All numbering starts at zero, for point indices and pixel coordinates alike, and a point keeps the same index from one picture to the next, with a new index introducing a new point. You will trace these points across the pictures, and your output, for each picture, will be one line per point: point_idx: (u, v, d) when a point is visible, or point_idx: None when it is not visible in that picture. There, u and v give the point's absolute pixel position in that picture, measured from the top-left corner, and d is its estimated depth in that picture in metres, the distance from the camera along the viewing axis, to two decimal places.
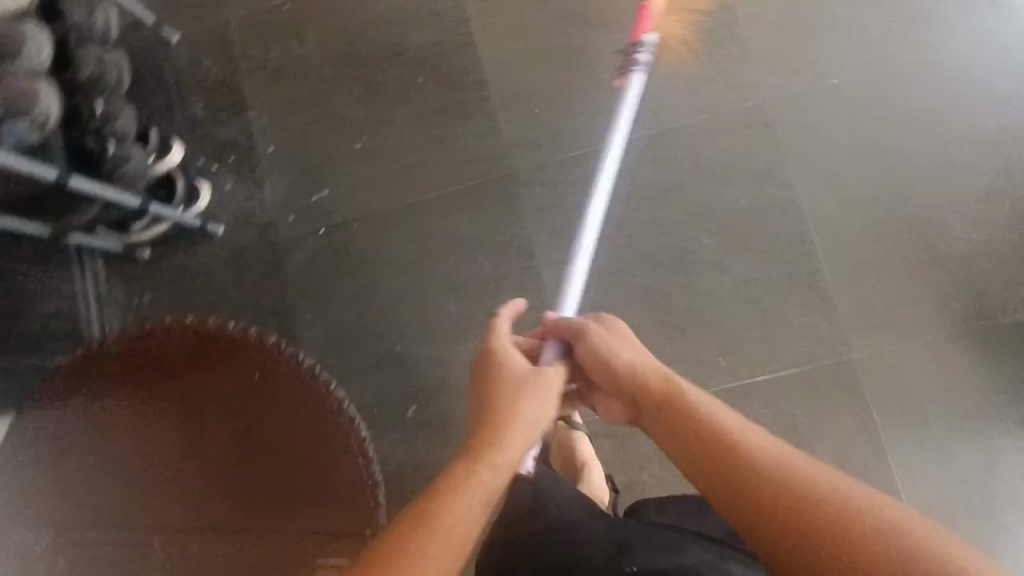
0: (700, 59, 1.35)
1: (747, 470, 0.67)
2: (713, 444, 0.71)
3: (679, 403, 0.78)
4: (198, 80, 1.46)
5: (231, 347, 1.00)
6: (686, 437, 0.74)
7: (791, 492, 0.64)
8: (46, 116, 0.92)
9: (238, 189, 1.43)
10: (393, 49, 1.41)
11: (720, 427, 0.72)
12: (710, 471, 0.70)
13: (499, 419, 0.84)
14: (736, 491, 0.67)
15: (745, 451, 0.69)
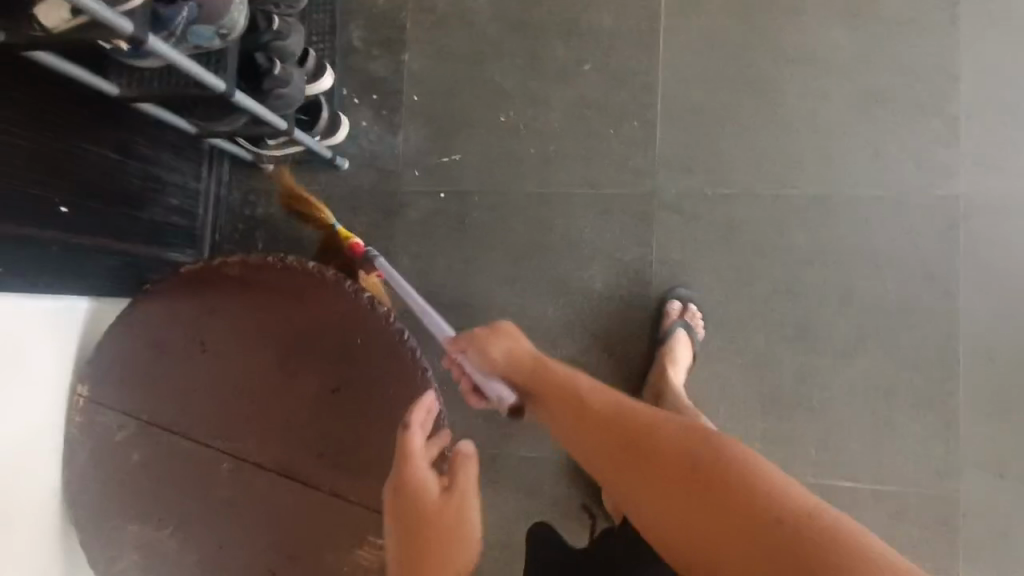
0: (900, 125, 1.18)
1: (682, 473, 0.67)
2: (638, 447, 0.71)
3: (606, 411, 0.77)
4: (365, 7, 1.41)
5: (341, 303, 0.98)
6: (608, 450, 0.73)
7: (732, 504, 0.63)
8: (231, 27, 0.91)
9: (372, 129, 1.40)
10: (568, 26, 1.32)
11: (645, 433, 0.72)
12: (635, 481, 0.70)
13: (434, 545, 0.84)
14: (669, 492, 0.67)
15: (677, 452, 0.69)
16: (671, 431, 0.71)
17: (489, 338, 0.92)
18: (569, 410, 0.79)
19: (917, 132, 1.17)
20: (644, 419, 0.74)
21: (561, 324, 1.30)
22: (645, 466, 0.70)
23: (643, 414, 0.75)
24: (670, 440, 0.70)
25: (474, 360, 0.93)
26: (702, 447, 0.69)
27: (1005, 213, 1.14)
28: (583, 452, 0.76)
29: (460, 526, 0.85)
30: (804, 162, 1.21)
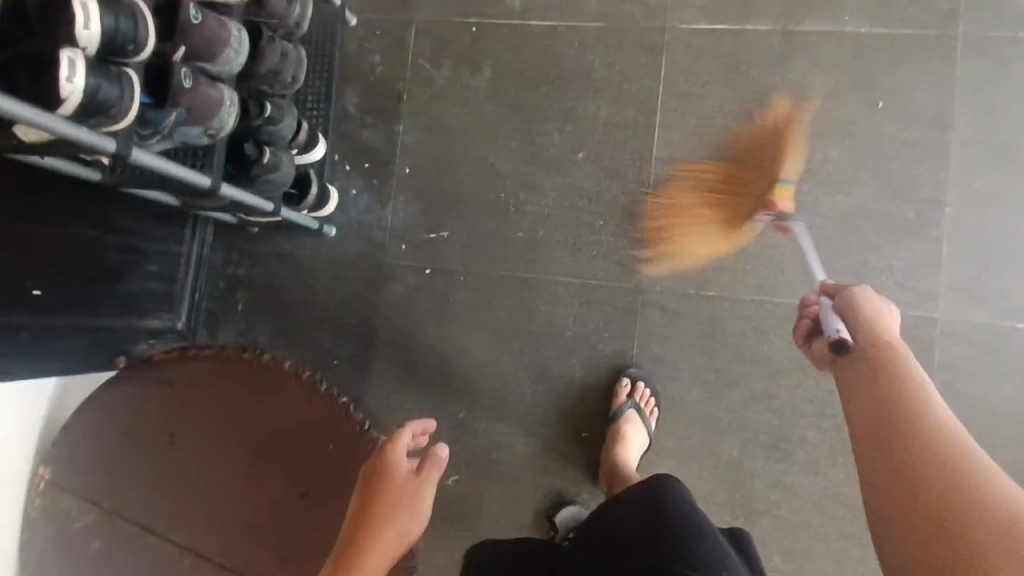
0: (885, 242, 1.19)
1: (918, 454, 0.58)
2: (886, 405, 0.64)
3: (878, 372, 0.69)
4: (362, 74, 1.41)
5: (317, 406, 0.96)
6: (867, 397, 0.66)
7: (898, 443, 0.60)
8: (219, 127, 0.90)
9: (363, 198, 1.39)
10: (564, 114, 1.33)
11: (892, 400, 0.64)
12: (886, 438, 0.61)
13: (379, 518, 0.87)
14: (900, 482, 0.57)
15: (942, 458, 0.57)
16: (936, 412, 0.62)
17: (872, 303, 0.78)
18: (885, 364, 0.69)
19: (902, 252, 1.18)
20: (897, 375, 0.67)
21: (538, 410, 1.30)
22: (900, 454, 0.59)
23: (900, 374, 0.67)
24: (951, 453, 0.57)
25: (839, 305, 0.80)
26: (932, 409, 0.62)
27: (979, 339, 1.16)
28: (862, 421, 0.65)
29: (409, 505, 0.90)
30: (788, 270, 1.22)
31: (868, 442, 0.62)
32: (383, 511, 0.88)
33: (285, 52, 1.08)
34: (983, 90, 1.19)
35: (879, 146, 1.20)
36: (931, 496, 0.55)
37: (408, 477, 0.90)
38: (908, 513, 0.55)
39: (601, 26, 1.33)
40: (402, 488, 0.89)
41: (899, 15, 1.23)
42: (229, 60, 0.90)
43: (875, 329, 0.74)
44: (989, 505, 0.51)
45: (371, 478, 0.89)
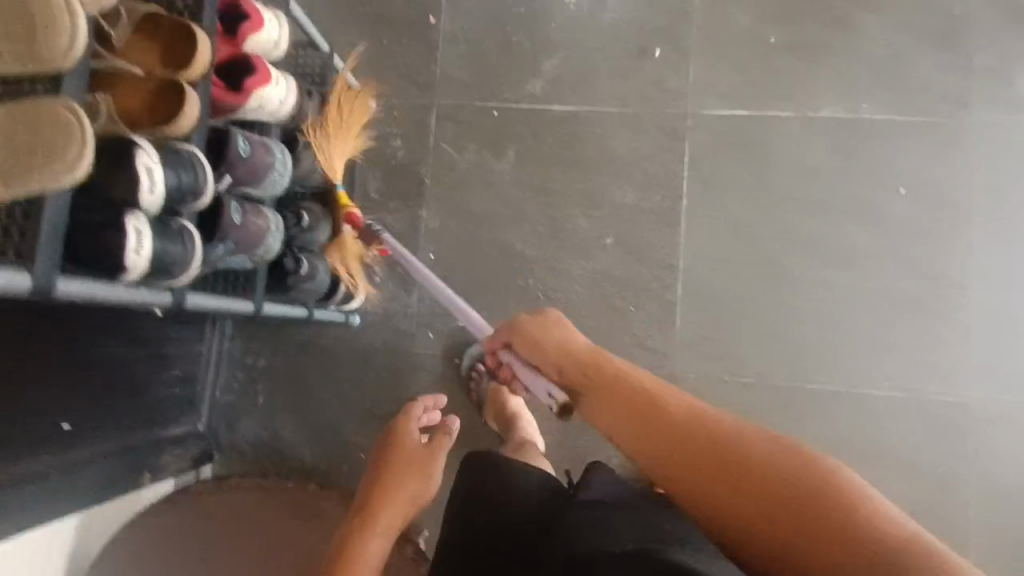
0: (912, 326, 1.22)
1: (726, 466, 0.65)
2: (665, 439, 0.69)
3: (654, 402, 0.72)
4: (382, 158, 1.39)
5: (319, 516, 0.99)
6: (649, 431, 0.70)
7: (705, 451, 0.67)
8: (263, 251, 0.86)
9: (386, 284, 1.36)
10: (590, 199, 1.33)
11: (667, 420, 0.70)
12: (676, 468, 0.68)
13: (390, 488, 0.94)
14: (735, 496, 0.64)
15: (752, 452, 0.65)
16: (669, 396, 0.72)
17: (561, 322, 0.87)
18: (615, 381, 0.77)
19: (930, 334, 1.21)
20: (629, 381, 0.75)
21: None
22: (706, 467, 0.66)
23: (624, 385, 0.75)
24: (719, 438, 0.67)
25: (521, 357, 0.88)
26: (673, 395, 0.73)
27: (1010, 422, 1.18)
28: (683, 476, 0.67)
29: (422, 477, 0.95)
30: (821, 356, 1.24)
31: (682, 481, 0.67)
32: (391, 476, 0.95)
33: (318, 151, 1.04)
34: (997, 173, 1.23)
35: (901, 230, 1.24)
36: (732, 476, 0.65)
37: (418, 446, 0.98)
38: (739, 513, 0.64)
39: (624, 109, 1.34)
40: (414, 453, 0.97)
41: (914, 101, 1.26)
42: (273, 183, 0.87)
43: (572, 347, 0.83)
44: (791, 482, 0.62)
45: (384, 445, 1.00)
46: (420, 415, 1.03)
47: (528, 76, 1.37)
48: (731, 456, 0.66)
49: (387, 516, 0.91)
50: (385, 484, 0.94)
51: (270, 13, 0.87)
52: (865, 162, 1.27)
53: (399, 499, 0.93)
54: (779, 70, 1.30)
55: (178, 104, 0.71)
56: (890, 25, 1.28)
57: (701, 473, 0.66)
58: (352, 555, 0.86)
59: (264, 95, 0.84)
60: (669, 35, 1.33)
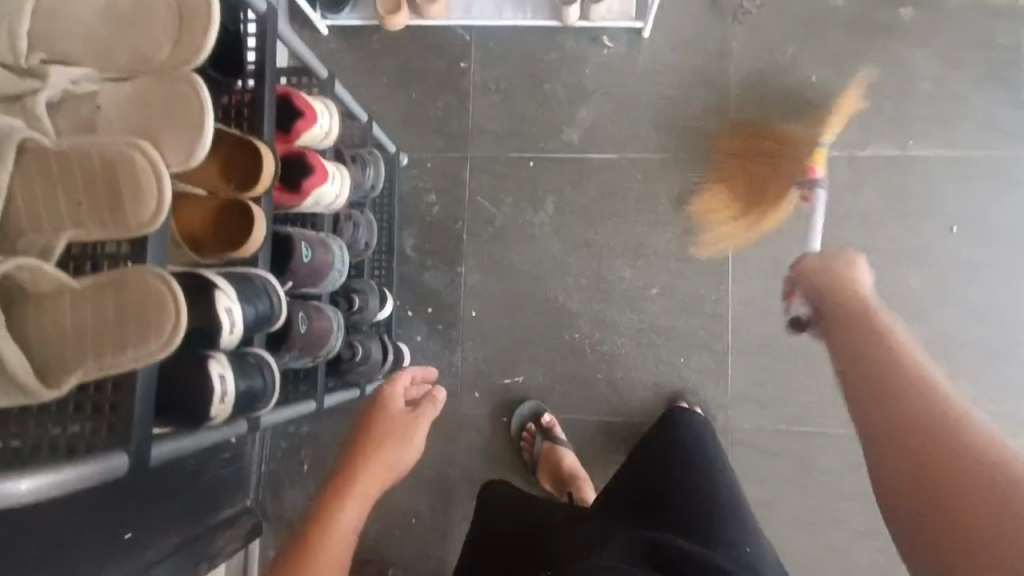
0: (970, 371, 1.21)
1: (949, 462, 0.57)
2: (907, 422, 0.62)
3: (885, 379, 0.67)
4: (418, 214, 1.36)
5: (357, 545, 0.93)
6: (891, 409, 0.63)
7: (909, 433, 0.61)
8: (325, 351, 0.84)
9: (428, 345, 1.34)
10: (634, 250, 1.31)
11: (904, 411, 0.62)
12: (897, 440, 0.61)
13: (378, 446, 1.03)
14: (947, 493, 0.56)
15: (959, 451, 0.57)
16: (933, 384, 0.65)
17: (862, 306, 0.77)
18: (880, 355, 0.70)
19: (987, 375, 1.20)
20: (894, 371, 0.67)
21: None
22: (927, 462, 0.58)
23: (902, 369, 0.67)
24: (955, 448, 0.57)
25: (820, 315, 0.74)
26: (931, 386, 0.64)
27: None
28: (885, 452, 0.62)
29: (409, 436, 1.05)
30: None
31: (894, 468, 0.60)
32: (376, 442, 1.03)
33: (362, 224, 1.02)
34: None
35: (952, 271, 1.22)
36: (927, 454, 0.59)
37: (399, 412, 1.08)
38: (950, 516, 0.55)
39: (663, 155, 1.31)
40: (398, 419, 1.07)
41: (961, 138, 1.24)
42: (332, 279, 0.84)
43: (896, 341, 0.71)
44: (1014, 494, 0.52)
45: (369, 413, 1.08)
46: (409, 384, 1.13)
47: (564, 125, 1.34)
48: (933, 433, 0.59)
49: (361, 479, 0.99)
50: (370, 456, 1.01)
51: (321, 106, 0.85)
52: (913, 201, 1.25)
53: (381, 462, 1.01)
54: (820, 110, 1.28)
55: (247, 226, 0.68)
56: (932, 60, 1.26)
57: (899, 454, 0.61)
58: (327, 520, 0.93)
59: (321, 194, 0.82)
60: (706, 78, 1.31)
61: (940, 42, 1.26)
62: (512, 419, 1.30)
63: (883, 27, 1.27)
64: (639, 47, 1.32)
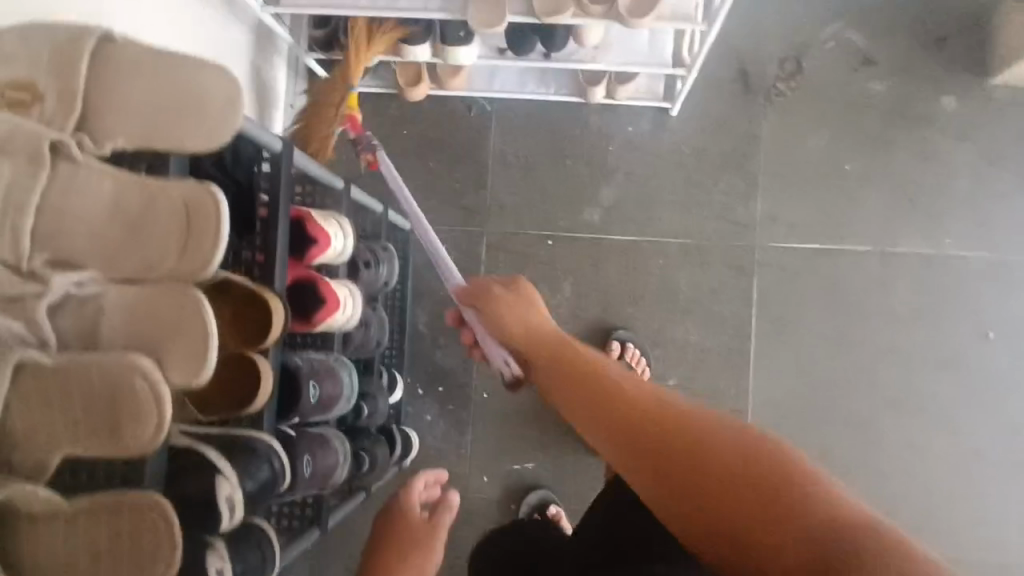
0: (995, 483, 1.19)
1: (697, 447, 0.55)
2: (622, 421, 0.60)
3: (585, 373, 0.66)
4: (431, 289, 1.33)
5: None
6: (605, 415, 0.61)
7: (700, 465, 0.54)
8: (331, 482, 0.81)
9: (439, 425, 1.31)
10: (654, 338, 1.27)
11: (623, 405, 0.61)
12: (622, 437, 0.59)
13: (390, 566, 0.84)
14: (695, 479, 0.54)
15: (715, 446, 0.54)
16: (612, 373, 0.65)
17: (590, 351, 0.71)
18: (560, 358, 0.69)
19: (1014, 484, 1.19)
20: (592, 378, 0.65)
21: None
22: (665, 451, 0.56)
23: (597, 373, 0.65)
24: (674, 427, 0.57)
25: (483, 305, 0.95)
26: (623, 377, 0.65)
27: None
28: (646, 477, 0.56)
29: (426, 556, 0.86)
30: (903, 514, 1.19)
31: (634, 468, 0.57)
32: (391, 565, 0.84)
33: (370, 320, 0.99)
34: None
35: (982, 377, 1.20)
36: (688, 451, 0.55)
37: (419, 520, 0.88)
38: (719, 517, 0.52)
39: (687, 241, 1.27)
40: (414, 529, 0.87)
41: (999, 238, 1.20)
42: (339, 405, 0.82)
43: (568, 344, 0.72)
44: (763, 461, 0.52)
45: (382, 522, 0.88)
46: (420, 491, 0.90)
47: (585, 203, 1.30)
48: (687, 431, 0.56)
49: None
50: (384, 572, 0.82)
51: (334, 226, 0.82)
52: (946, 303, 1.20)
53: None
54: (854, 202, 1.23)
55: (256, 369, 0.65)
56: (973, 154, 1.20)
57: (674, 494, 0.55)
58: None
59: (334, 320, 0.80)
60: (735, 163, 1.26)
61: (983, 135, 1.20)
62: (519, 508, 1.26)
63: (924, 117, 1.21)
64: (666, 127, 1.28)
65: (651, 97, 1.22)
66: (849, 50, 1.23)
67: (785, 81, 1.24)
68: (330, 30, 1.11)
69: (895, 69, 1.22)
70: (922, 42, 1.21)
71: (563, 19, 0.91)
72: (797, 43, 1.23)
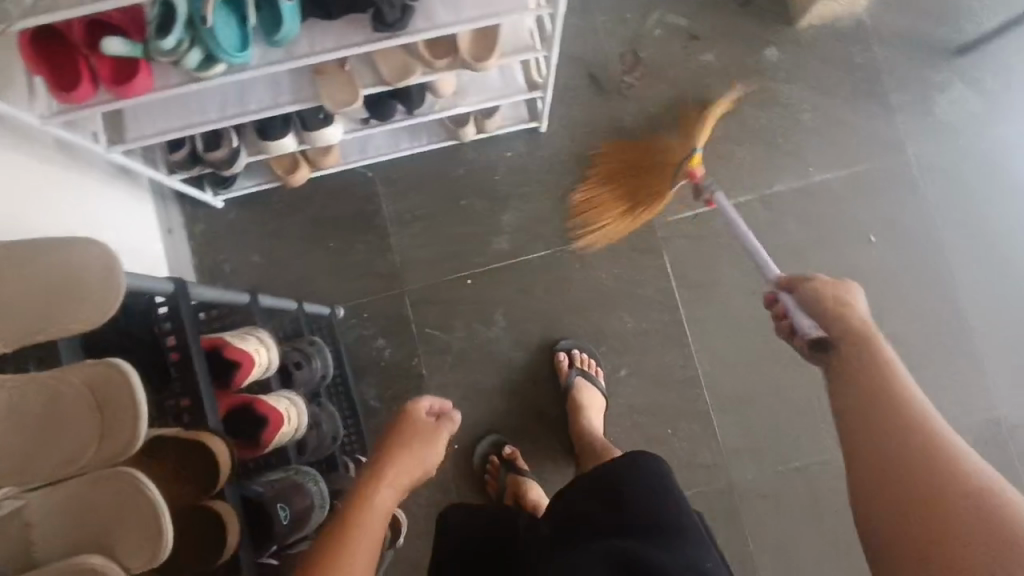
0: (927, 365, 1.28)
1: (944, 465, 0.57)
2: (930, 464, 0.58)
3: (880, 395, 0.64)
4: (370, 360, 1.32)
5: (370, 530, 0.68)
6: (872, 416, 0.63)
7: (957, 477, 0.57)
8: None
9: (421, 491, 1.28)
10: (595, 336, 1.31)
11: (931, 451, 0.59)
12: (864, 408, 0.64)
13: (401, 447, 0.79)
14: (897, 457, 0.60)
15: (943, 450, 0.59)
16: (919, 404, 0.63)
17: (846, 300, 0.75)
18: (856, 349, 0.69)
19: (945, 365, 1.28)
20: (891, 392, 0.64)
21: None
22: (893, 457, 0.60)
23: (890, 366, 0.66)
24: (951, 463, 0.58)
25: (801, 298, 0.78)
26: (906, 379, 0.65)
27: None
28: (854, 434, 0.63)
29: (427, 443, 0.81)
30: None
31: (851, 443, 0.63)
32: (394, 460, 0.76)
33: (320, 417, 0.96)
34: (949, 196, 1.31)
35: (885, 279, 1.30)
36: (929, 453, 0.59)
37: (425, 421, 0.84)
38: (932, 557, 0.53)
39: (595, 239, 1.32)
40: (420, 427, 0.83)
41: (852, 154, 1.33)
42: (314, 519, 0.79)
43: (854, 320, 0.72)
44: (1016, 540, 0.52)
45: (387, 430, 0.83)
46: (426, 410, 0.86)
47: (492, 234, 1.33)
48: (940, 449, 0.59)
49: (389, 475, 0.73)
50: (398, 457, 0.77)
51: (254, 343, 0.79)
52: (832, 224, 1.32)
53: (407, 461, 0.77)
54: (724, 161, 1.34)
55: (216, 518, 0.61)
56: (807, 90, 1.34)
57: (889, 468, 0.59)
58: (358, 506, 0.68)
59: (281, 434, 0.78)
60: (612, 156, 1.34)
61: (808, 72, 1.34)
62: (473, 454, 1.29)
63: (756, 71, 1.35)
64: (541, 143, 1.35)
65: (517, 124, 1.28)
66: (674, 31, 1.36)
67: (630, 73, 1.36)
68: (187, 150, 1.08)
69: (718, 37, 1.35)
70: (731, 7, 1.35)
71: (414, 78, 0.95)
72: (629, 38, 1.36)
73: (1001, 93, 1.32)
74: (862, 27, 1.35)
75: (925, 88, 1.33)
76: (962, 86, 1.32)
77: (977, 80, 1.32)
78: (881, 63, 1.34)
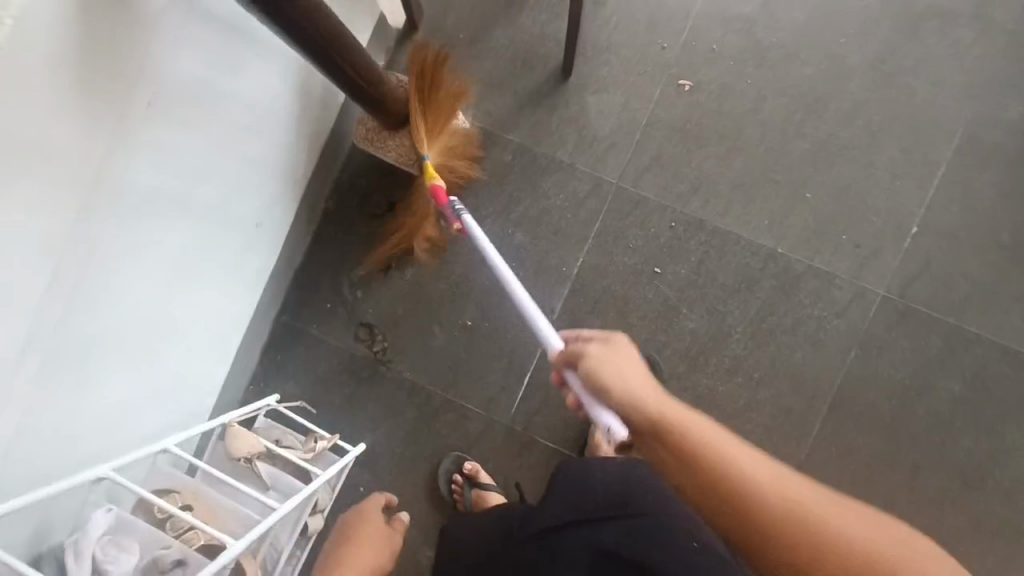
0: (795, 313, 1.23)
1: (801, 515, 0.68)
2: (759, 506, 0.70)
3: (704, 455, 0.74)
4: None
5: (469, 530, 1.03)
6: (757, 490, 0.70)
7: (812, 535, 0.67)
8: None
9: None
10: None
11: (796, 514, 0.68)
12: (751, 507, 0.70)
13: (362, 524, 1.17)
14: (804, 531, 0.68)
15: (746, 477, 0.71)
16: (740, 457, 0.73)
17: (620, 352, 0.84)
18: (678, 445, 0.75)
19: (806, 297, 1.23)
20: (697, 441, 0.75)
21: None
22: (798, 527, 0.68)
23: (691, 437, 0.75)
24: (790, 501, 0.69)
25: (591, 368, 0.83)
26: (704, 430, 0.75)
27: (911, 271, 1.21)
28: (762, 516, 0.69)
29: (385, 541, 1.16)
30: (793, 401, 1.22)
31: (727, 510, 0.72)
32: (364, 533, 1.15)
33: None
34: (679, 178, 1.26)
35: (702, 288, 1.25)
36: (777, 518, 0.69)
37: (380, 525, 1.18)
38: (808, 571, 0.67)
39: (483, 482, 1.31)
40: (372, 542, 1.14)
41: (582, 227, 1.28)
42: None
43: (641, 383, 0.81)
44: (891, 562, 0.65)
45: (352, 522, 1.17)
46: (378, 505, 1.21)
47: (414, 559, 1.30)
48: (770, 487, 0.70)
49: (355, 533, 1.15)
50: (369, 521, 1.17)
51: None
52: (618, 287, 1.27)
53: (370, 546, 1.13)
54: (503, 331, 1.30)
55: None
56: (499, 217, 1.30)
57: (743, 515, 0.70)
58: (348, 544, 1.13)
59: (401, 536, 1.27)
60: (431, 413, 1.32)
61: (485, 205, 1.30)
62: None
63: (452, 244, 1.31)
64: (374, 455, 1.32)
65: (338, 475, 1.21)
66: (370, 279, 1.33)
67: (375, 340, 1.33)
68: None
69: (403, 251, 1.32)
70: (385, 221, 1.33)
71: None
72: (347, 319, 1.33)
73: (627, 68, 1.27)
74: (486, 131, 1.30)
75: (574, 124, 1.28)
76: (596, 96, 1.28)
77: (602, 82, 1.27)
78: (527, 141, 1.29)
